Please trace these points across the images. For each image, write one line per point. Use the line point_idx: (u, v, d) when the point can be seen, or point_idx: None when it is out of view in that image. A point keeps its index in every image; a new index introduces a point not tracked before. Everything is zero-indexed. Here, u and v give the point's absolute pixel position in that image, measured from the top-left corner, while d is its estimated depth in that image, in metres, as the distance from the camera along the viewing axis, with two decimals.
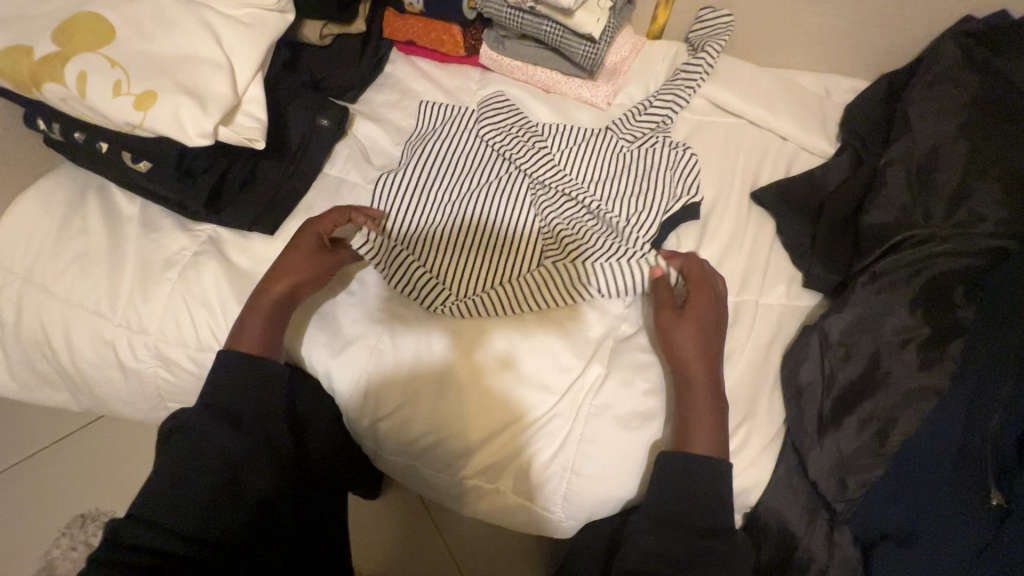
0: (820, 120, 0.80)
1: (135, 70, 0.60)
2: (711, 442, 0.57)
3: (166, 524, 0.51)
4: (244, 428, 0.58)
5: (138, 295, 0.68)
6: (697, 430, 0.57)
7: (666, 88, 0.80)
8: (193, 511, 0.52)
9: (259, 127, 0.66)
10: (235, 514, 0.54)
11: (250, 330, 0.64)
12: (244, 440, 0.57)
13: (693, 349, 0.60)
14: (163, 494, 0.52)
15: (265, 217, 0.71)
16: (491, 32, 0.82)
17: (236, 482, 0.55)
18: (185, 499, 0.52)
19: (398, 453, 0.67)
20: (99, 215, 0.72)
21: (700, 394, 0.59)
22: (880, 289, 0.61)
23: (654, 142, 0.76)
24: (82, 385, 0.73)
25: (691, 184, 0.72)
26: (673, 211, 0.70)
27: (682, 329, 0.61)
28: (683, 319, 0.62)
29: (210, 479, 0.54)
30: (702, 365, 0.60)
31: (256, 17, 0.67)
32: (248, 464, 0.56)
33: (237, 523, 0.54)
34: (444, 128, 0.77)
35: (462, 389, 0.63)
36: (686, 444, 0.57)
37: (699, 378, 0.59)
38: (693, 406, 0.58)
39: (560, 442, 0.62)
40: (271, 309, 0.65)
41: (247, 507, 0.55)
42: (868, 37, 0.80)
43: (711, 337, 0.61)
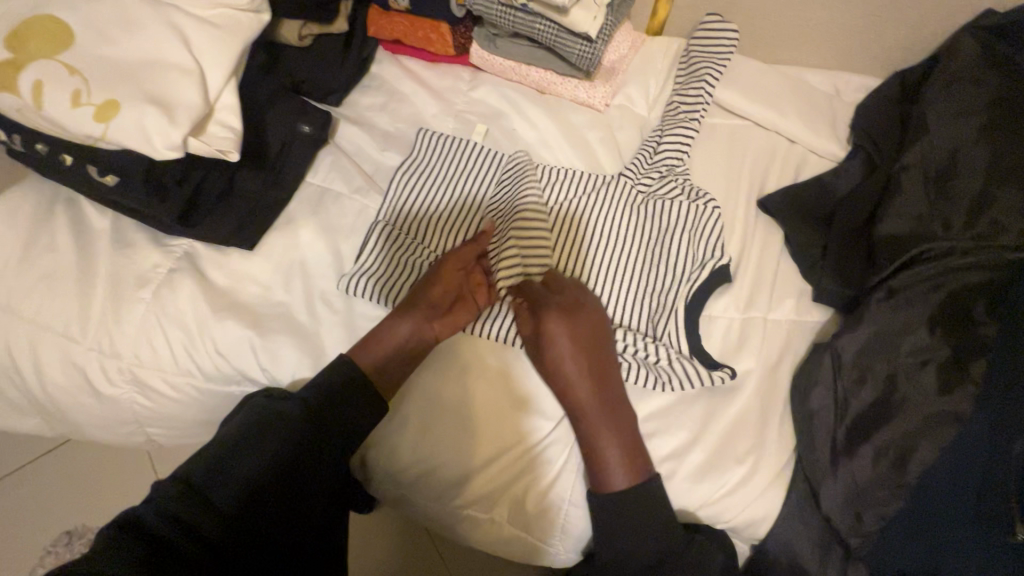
0: (829, 121, 0.76)
1: (98, 78, 0.56)
2: (620, 471, 0.56)
3: (208, 497, 0.50)
4: (314, 427, 0.56)
5: (110, 316, 0.65)
6: (609, 468, 0.56)
7: (669, 122, 0.74)
8: (240, 488, 0.51)
9: (232, 138, 0.62)
10: (273, 501, 0.52)
11: (378, 345, 0.60)
12: (299, 427, 0.55)
13: (583, 385, 0.57)
14: (219, 469, 0.52)
15: (243, 232, 0.67)
16: (482, 30, 0.77)
17: (282, 471, 0.53)
18: (234, 478, 0.51)
19: (386, 482, 0.63)
20: (68, 230, 0.68)
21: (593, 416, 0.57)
22: (896, 306, 0.57)
23: (674, 189, 0.68)
24: (52, 410, 0.69)
25: (714, 244, 0.64)
26: (699, 279, 0.63)
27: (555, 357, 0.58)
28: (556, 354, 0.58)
29: (263, 464, 0.53)
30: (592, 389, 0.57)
31: (227, 18, 0.62)
32: (298, 457, 0.55)
33: (270, 508, 0.52)
34: (443, 163, 0.70)
35: (456, 418, 0.59)
36: (606, 480, 0.56)
37: (585, 407, 0.57)
38: (586, 434, 0.57)
39: (557, 470, 0.59)
40: (411, 333, 0.60)
41: (285, 497, 0.53)
42: (879, 32, 0.76)
43: (592, 356, 0.58)
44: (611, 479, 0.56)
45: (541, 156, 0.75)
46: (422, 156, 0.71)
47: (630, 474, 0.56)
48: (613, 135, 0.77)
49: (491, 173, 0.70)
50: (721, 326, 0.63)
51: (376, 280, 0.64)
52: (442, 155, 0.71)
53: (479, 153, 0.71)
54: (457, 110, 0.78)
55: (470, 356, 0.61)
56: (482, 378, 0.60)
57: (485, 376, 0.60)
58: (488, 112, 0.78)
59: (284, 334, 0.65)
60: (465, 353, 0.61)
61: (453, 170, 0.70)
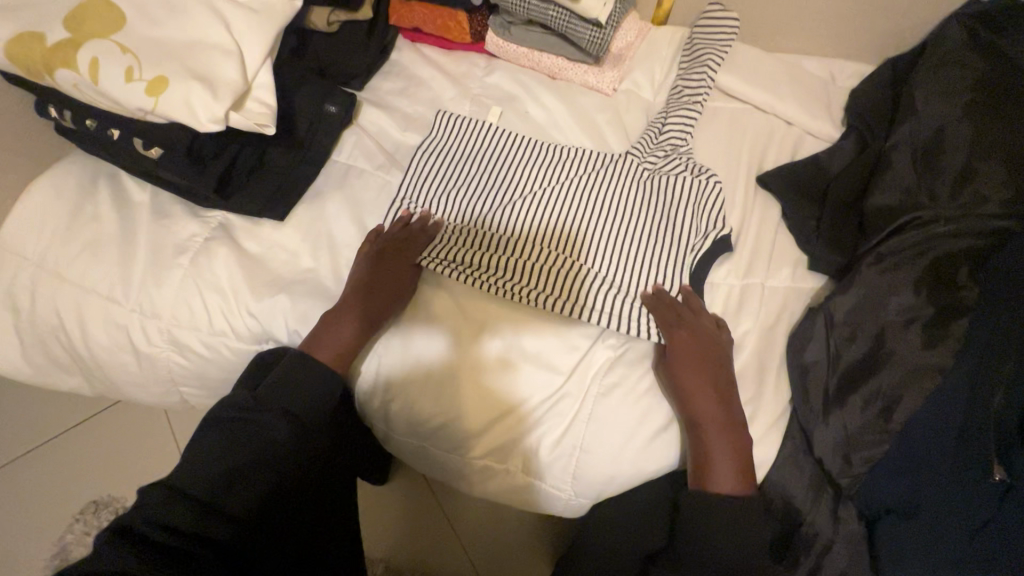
0: (825, 105, 0.80)
1: (148, 57, 0.61)
2: (734, 480, 0.57)
3: (188, 494, 0.50)
4: (292, 422, 0.58)
5: (149, 280, 0.69)
6: (720, 470, 0.57)
7: (674, 105, 0.78)
8: (236, 489, 0.52)
9: (268, 113, 0.66)
10: (257, 491, 0.53)
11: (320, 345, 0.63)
12: (270, 428, 0.56)
13: (700, 388, 0.59)
14: (197, 467, 0.52)
15: (274, 203, 0.72)
16: (498, 18, 0.82)
17: (255, 468, 0.54)
18: (215, 474, 0.52)
19: (408, 433, 0.67)
20: (112, 201, 0.73)
21: (714, 429, 0.58)
22: (885, 269, 0.61)
23: (678, 165, 0.73)
24: (95, 370, 0.73)
25: (717, 216, 0.68)
26: (703, 249, 0.67)
27: (688, 377, 0.60)
28: (683, 370, 0.60)
29: (241, 459, 0.54)
30: (713, 401, 0.59)
31: (264, 4, 0.67)
32: (270, 453, 0.55)
33: (264, 499, 0.54)
34: (456, 143, 0.75)
35: (478, 371, 0.64)
36: (714, 487, 0.57)
37: (709, 415, 0.58)
38: (709, 443, 0.58)
39: (569, 421, 0.63)
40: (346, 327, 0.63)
41: (266, 490, 0.54)
42: (872, 20, 0.81)
43: (716, 374, 0.60)
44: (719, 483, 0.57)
45: (552, 137, 0.80)
46: (437, 136, 0.75)
47: (742, 486, 0.57)
48: (620, 118, 0.81)
49: (500, 152, 0.74)
50: (721, 292, 0.68)
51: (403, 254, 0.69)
52: (456, 137, 0.75)
53: (487, 133, 0.75)
54: (473, 94, 0.83)
55: (481, 319, 0.66)
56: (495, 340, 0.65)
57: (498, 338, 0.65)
58: (503, 96, 0.83)
59: (313, 296, 0.69)
60: (476, 318, 0.66)
61: (470, 147, 0.74)
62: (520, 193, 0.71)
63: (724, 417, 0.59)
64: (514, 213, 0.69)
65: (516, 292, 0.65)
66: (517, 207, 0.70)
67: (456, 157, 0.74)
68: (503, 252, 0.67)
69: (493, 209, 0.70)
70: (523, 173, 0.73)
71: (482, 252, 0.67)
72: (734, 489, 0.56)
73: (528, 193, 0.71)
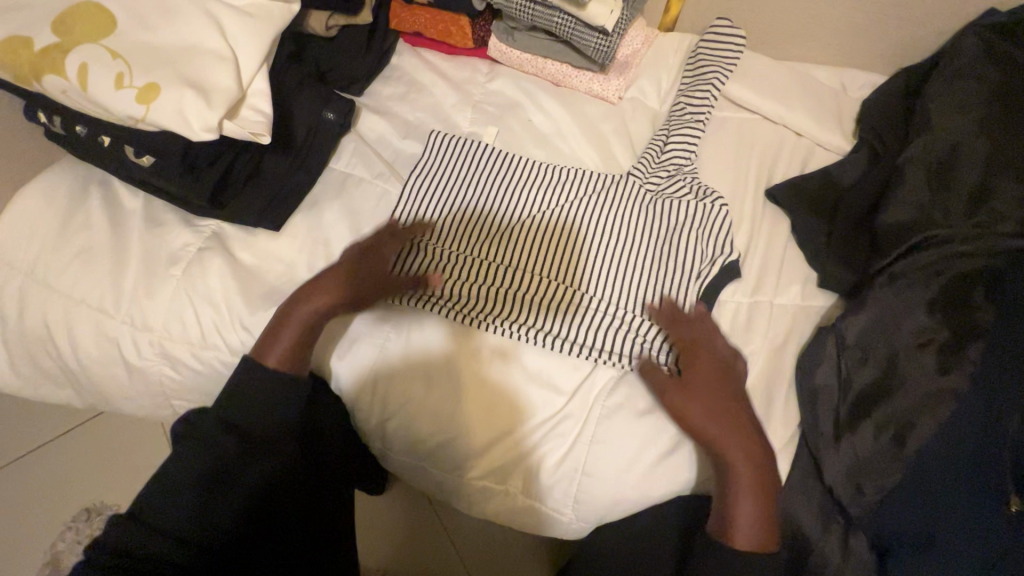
0: (836, 116, 0.78)
1: (139, 63, 0.59)
2: (756, 518, 0.54)
3: (154, 528, 0.49)
4: (244, 438, 0.54)
5: (140, 291, 0.68)
6: (741, 500, 0.54)
7: (676, 124, 0.76)
8: (203, 521, 0.50)
9: (264, 121, 0.64)
10: (226, 518, 0.51)
11: (278, 345, 0.60)
12: (226, 449, 0.53)
13: (722, 412, 0.57)
14: (161, 498, 0.50)
15: (270, 213, 0.70)
16: (501, 24, 0.80)
17: (222, 493, 0.51)
18: (179, 505, 0.50)
19: (404, 452, 0.65)
20: (103, 210, 0.71)
21: (739, 460, 0.55)
22: (898, 289, 0.59)
23: (682, 188, 0.71)
24: (84, 382, 0.71)
25: (724, 241, 0.67)
26: (710, 275, 0.65)
27: (707, 401, 0.57)
28: (703, 388, 0.58)
29: (203, 486, 0.51)
30: (736, 429, 0.56)
31: (260, 8, 0.65)
32: (234, 475, 0.52)
33: (236, 524, 0.52)
34: (453, 160, 0.73)
35: (478, 392, 0.62)
36: (732, 524, 0.54)
37: (734, 446, 0.55)
38: (733, 474, 0.55)
39: (571, 443, 0.61)
40: (308, 320, 0.61)
41: (235, 514, 0.52)
42: (885, 30, 0.79)
43: (733, 397, 0.58)
44: (738, 514, 0.54)
45: (556, 146, 0.78)
46: (435, 153, 0.73)
47: (763, 525, 0.54)
48: (626, 126, 0.79)
49: (499, 170, 0.72)
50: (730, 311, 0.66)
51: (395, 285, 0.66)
52: (455, 154, 0.73)
53: (487, 151, 0.74)
54: (475, 101, 0.81)
55: (476, 343, 0.64)
56: (491, 364, 0.63)
57: (495, 363, 0.63)
58: (506, 103, 0.81)
59: None
60: (470, 342, 0.64)
61: (468, 172, 0.72)
62: (518, 213, 0.69)
63: (750, 446, 0.56)
64: (512, 235, 0.68)
65: (514, 329, 0.63)
66: (515, 237, 0.67)
67: (453, 183, 0.71)
68: (499, 281, 0.65)
69: (490, 228, 0.68)
70: (522, 192, 0.71)
71: (477, 283, 0.65)
72: (751, 527, 0.54)
73: (526, 214, 0.69)
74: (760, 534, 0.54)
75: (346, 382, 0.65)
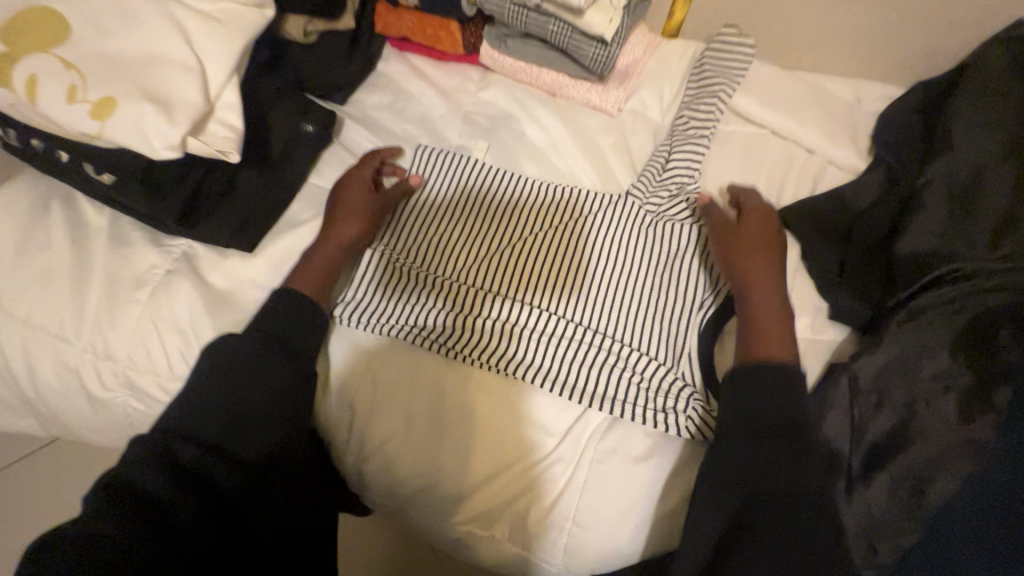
0: (849, 131, 0.73)
1: (95, 74, 0.54)
2: (781, 347, 0.55)
3: (193, 439, 0.50)
4: (287, 358, 0.55)
5: (103, 317, 0.63)
6: (766, 338, 0.55)
7: (680, 140, 0.71)
8: (238, 443, 0.50)
9: (233, 138, 0.59)
10: (258, 442, 0.51)
11: (309, 275, 0.62)
12: (271, 366, 0.54)
13: (758, 272, 0.59)
14: (199, 413, 0.51)
15: (243, 233, 0.65)
16: (493, 30, 0.75)
17: (260, 416, 0.52)
18: (218, 420, 0.51)
19: (383, 493, 0.61)
20: (64, 227, 0.66)
21: (770, 322, 0.57)
22: (919, 326, 0.55)
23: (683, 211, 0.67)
24: (45, 412, 0.67)
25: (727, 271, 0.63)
26: (712, 307, 0.61)
27: (742, 250, 0.61)
28: (744, 245, 0.61)
29: (244, 404, 0.52)
30: (769, 287, 0.59)
31: (231, 14, 0.60)
32: (272, 398, 0.53)
33: (268, 453, 0.52)
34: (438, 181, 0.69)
35: (463, 432, 0.58)
36: (757, 348, 0.55)
37: (767, 308, 0.58)
38: (760, 328, 0.56)
39: (562, 489, 0.56)
40: (339, 248, 0.63)
41: (271, 441, 0.52)
42: (902, 40, 0.74)
43: (771, 262, 0.61)
44: (765, 344, 0.55)
45: (550, 161, 0.73)
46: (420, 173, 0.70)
47: (782, 346, 0.55)
48: (625, 141, 0.74)
49: (486, 191, 0.68)
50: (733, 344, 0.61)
51: (375, 313, 0.62)
52: (441, 174, 0.69)
53: (475, 171, 0.69)
54: (465, 112, 0.76)
55: (459, 378, 0.59)
56: (475, 402, 0.58)
57: (479, 399, 0.58)
58: (498, 114, 0.76)
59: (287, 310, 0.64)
60: (453, 377, 0.59)
61: (453, 194, 0.68)
62: (505, 238, 0.65)
63: (779, 302, 0.58)
64: (498, 261, 0.63)
65: (501, 364, 0.59)
66: (505, 263, 0.63)
67: (441, 205, 0.68)
68: (484, 312, 0.61)
69: (475, 254, 0.64)
70: (510, 215, 0.67)
71: (463, 313, 0.61)
72: (783, 351, 0.54)
73: (514, 239, 0.65)
74: (781, 353, 0.54)
75: (322, 416, 0.61)
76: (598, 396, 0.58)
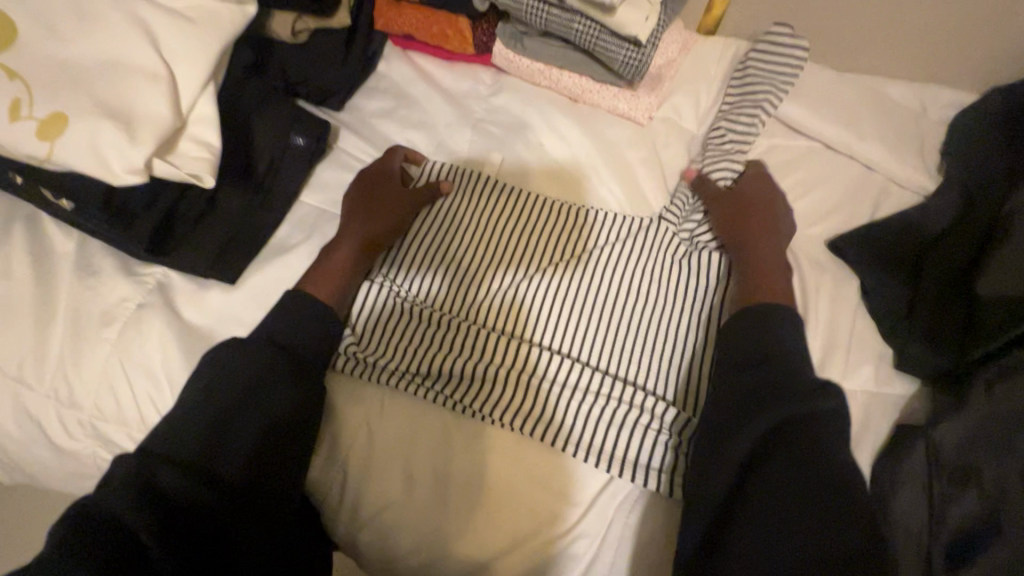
0: (915, 145, 0.64)
1: (44, 85, 0.46)
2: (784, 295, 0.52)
3: (174, 455, 0.43)
4: (292, 364, 0.50)
5: (67, 358, 0.56)
6: (768, 290, 0.53)
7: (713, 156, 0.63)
8: (231, 453, 0.45)
9: (209, 159, 0.52)
10: (251, 450, 0.45)
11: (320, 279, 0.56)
12: (271, 365, 0.49)
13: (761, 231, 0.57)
14: (186, 425, 0.45)
15: (224, 261, 0.58)
16: (508, 27, 0.66)
17: (257, 423, 0.47)
18: (204, 432, 0.45)
19: (380, 565, 0.53)
20: (24, 253, 0.59)
21: (770, 273, 0.54)
22: (1012, 385, 0.47)
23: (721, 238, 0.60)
24: (7, 462, 0.60)
25: None
26: None
27: (742, 213, 0.58)
28: (745, 212, 0.58)
29: (235, 411, 0.46)
30: (769, 242, 0.56)
31: (205, 11, 0.52)
32: (270, 402, 0.48)
33: (259, 463, 0.45)
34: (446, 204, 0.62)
35: (472, 499, 0.50)
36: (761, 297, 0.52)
37: (770, 262, 0.55)
38: (761, 283, 0.53)
39: (586, 569, 0.49)
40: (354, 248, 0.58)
41: (265, 449, 0.46)
42: (979, 40, 0.64)
43: (772, 220, 0.58)
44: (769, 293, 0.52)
45: (572, 177, 0.64)
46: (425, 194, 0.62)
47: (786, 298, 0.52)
48: (657, 154, 0.66)
49: (499, 215, 0.60)
50: None
51: (374, 358, 0.55)
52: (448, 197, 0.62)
53: (486, 191, 0.62)
54: (476, 120, 0.68)
55: (468, 436, 0.52)
56: (487, 466, 0.51)
57: (492, 463, 0.51)
58: (513, 123, 0.67)
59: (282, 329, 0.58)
60: (462, 436, 0.52)
61: (463, 219, 0.61)
62: (520, 273, 0.58)
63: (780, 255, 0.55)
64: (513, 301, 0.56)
65: (516, 421, 0.52)
66: (519, 302, 0.56)
67: (447, 230, 0.61)
68: (497, 361, 0.54)
69: (487, 292, 0.57)
70: (526, 245, 0.59)
71: (473, 361, 0.54)
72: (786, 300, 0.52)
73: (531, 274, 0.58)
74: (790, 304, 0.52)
75: (310, 478, 0.53)
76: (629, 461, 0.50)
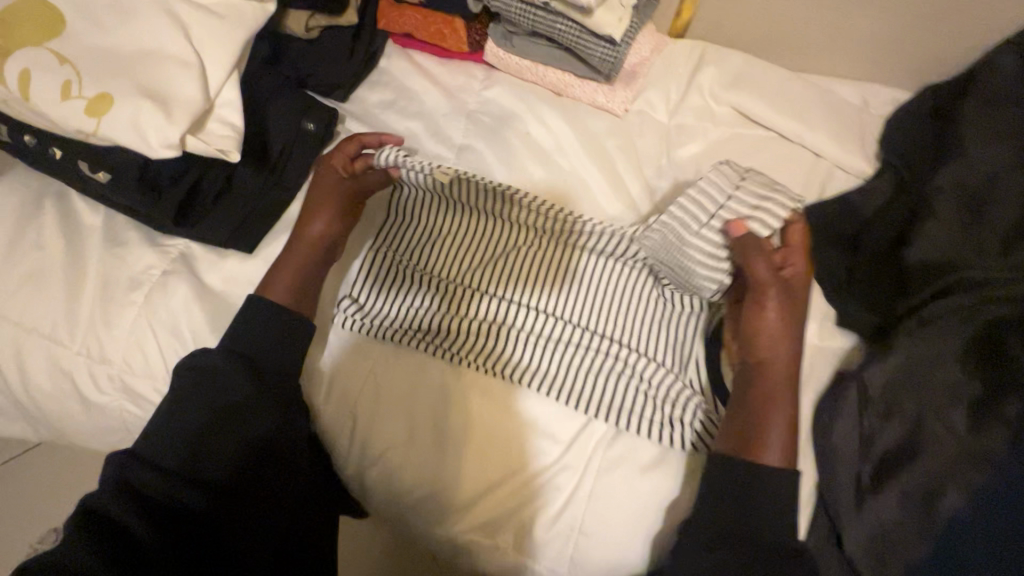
0: (858, 136, 0.72)
1: (91, 69, 0.53)
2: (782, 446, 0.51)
3: (153, 462, 0.48)
4: (256, 376, 0.53)
5: (98, 318, 0.61)
6: (770, 432, 0.52)
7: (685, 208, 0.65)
8: (206, 459, 0.49)
9: (234, 137, 0.58)
10: (229, 451, 0.50)
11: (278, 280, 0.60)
12: (237, 374, 0.53)
13: (775, 338, 0.55)
14: (162, 437, 0.49)
15: (242, 233, 0.64)
16: (499, 27, 0.73)
17: (231, 428, 0.51)
18: (182, 440, 0.49)
19: (385, 501, 0.59)
20: (57, 225, 0.64)
21: (777, 399, 0.53)
22: (929, 333, 0.55)
23: None
24: (39, 417, 0.65)
25: None
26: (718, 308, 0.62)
27: (765, 320, 0.56)
28: (769, 320, 0.56)
29: (207, 422, 0.50)
30: (784, 366, 0.55)
31: (230, 7, 0.58)
32: (242, 408, 0.52)
33: (239, 467, 0.50)
34: None
35: (467, 438, 0.57)
36: (760, 447, 0.51)
37: (779, 385, 0.54)
38: (765, 413, 0.52)
39: (568, 497, 0.56)
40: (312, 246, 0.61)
41: (242, 451, 0.51)
42: (912, 44, 0.73)
43: (791, 332, 0.56)
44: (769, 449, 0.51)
45: (556, 161, 0.72)
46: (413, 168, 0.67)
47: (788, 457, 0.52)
48: (632, 142, 0.73)
49: None
50: None
51: (376, 319, 0.61)
52: None
53: None
54: (469, 111, 0.75)
55: (462, 385, 0.58)
56: (479, 411, 0.58)
57: (484, 409, 0.58)
58: (503, 114, 0.74)
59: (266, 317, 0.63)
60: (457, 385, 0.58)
61: None
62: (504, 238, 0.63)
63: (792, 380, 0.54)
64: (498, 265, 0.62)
65: (504, 371, 0.58)
66: (502, 263, 0.62)
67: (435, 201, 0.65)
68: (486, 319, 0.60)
69: (475, 258, 0.63)
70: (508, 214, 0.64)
71: (465, 319, 0.60)
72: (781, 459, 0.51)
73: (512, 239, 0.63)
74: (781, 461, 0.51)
75: (323, 423, 0.60)
76: (605, 403, 0.57)
